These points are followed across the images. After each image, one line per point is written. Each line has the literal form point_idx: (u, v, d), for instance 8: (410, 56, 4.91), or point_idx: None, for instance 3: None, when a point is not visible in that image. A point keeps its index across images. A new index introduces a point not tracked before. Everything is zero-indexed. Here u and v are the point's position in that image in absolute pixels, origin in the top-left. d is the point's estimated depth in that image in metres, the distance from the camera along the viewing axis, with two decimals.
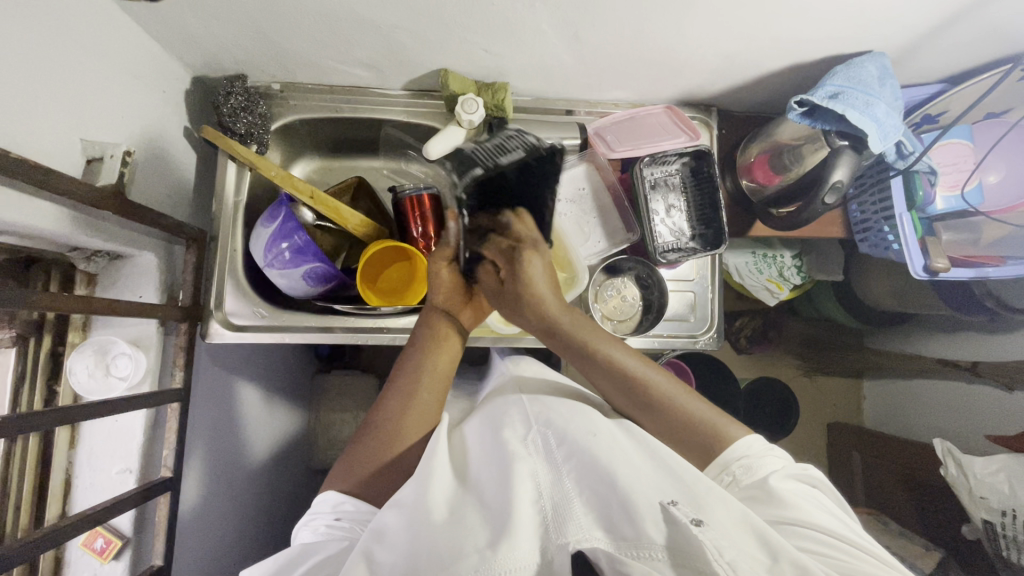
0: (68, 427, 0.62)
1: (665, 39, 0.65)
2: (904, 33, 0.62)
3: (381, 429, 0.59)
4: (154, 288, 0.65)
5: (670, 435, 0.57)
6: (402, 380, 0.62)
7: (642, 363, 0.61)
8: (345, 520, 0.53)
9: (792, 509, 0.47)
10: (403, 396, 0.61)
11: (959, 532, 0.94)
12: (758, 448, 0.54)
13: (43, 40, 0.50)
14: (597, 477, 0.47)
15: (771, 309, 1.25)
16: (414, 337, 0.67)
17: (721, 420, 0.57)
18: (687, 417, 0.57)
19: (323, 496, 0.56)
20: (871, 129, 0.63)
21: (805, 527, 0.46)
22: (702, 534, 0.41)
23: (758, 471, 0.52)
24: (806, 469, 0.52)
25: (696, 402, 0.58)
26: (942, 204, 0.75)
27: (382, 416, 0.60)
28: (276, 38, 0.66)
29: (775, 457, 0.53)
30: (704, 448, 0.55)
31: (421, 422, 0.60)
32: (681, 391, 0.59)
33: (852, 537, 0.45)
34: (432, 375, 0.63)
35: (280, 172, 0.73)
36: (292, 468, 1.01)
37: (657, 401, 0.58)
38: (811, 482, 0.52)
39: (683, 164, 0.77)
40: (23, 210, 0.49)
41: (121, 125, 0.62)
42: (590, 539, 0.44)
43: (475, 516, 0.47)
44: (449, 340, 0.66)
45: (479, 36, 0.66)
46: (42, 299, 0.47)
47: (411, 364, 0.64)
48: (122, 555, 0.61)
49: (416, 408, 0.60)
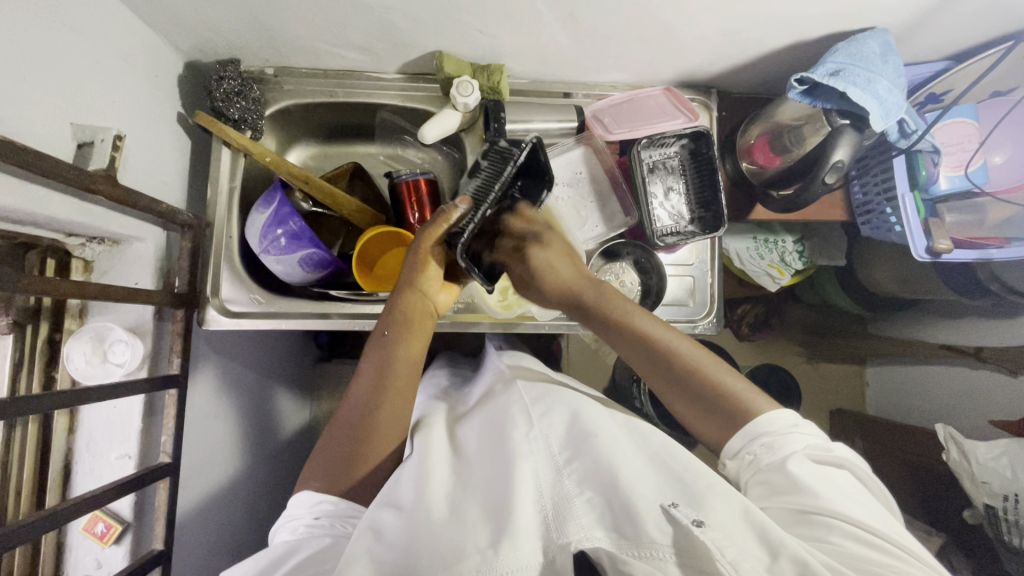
0: (67, 412, 0.62)
1: (663, 18, 0.64)
2: (908, 8, 0.61)
3: (354, 430, 0.57)
4: (150, 274, 0.66)
5: (697, 406, 0.57)
6: (370, 375, 0.59)
7: (664, 329, 0.61)
8: (325, 519, 0.53)
9: (809, 495, 0.47)
10: (371, 391, 0.58)
11: (961, 517, 0.94)
12: (783, 423, 0.53)
13: (31, 21, 0.49)
14: (600, 478, 0.48)
15: (773, 296, 1.25)
16: (382, 327, 0.62)
17: (750, 392, 0.56)
18: (713, 390, 0.56)
19: (298, 498, 0.55)
20: (872, 106, 0.62)
21: (828, 517, 0.45)
22: (703, 534, 0.40)
23: (780, 450, 0.51)
24: (832, 449, 0.51)
25: (724, 371, 0.57)
26: (945, 183, 0.73)
27: (350, 414, 0.58)
28: (268, 21, 0.66)
29: (801, 434, 0.52)
30: (731, 421, 0.55)
31: (395, 422, 0.58)
32: (711, 360, 0.58)
33: (878, 528, 0.44)
34: (401, 372, 0.59)
35: (275, 156, 0.73)
36: (292, 454, 1.02)
37: (683, 371, 0.58)
38: (839, 462, 0.50)
39: (681, 146, 0.75)
40: (16, 194, 0.49)
41: (114, 110, 0.61)
42: (591, 537, 0.43)
43: (475, 513, 0.47)
44: (422, 329, 0.62)
45: (473, 17, 0.65)
46: (34, 282, 0.47)
47: (376, 358, 0.60)
48: (123, 539, 0.62)
49: (388, 404, 0.58)
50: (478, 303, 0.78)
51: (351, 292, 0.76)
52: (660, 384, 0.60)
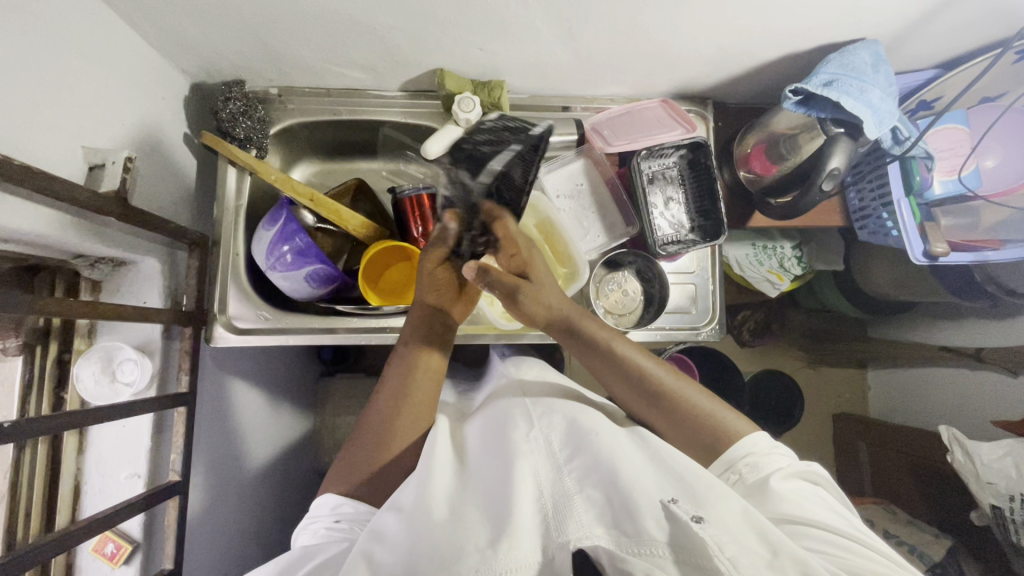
0: (76, 432, 0.62)
1: (658, 33, 0.66)
2: (897, 19, 0.63)
3: (378, 431, 0.59)
4: (158, 293, 0.66)
5: (676, 429, 0.57)
6: (396, 381, 0.61)
7: (640, 352, 0.62)
8: (344, 522, 0.54)
9: (795, 508, 0.47)
10: (396, 395, 0.60)
11: (969, 519, 0.94)
12: (764, 445, 0.54)
13: (42, 48, 0.51)
14: (600, 474, 0.48)
15: (773, 302, 1.26)
16: (407, 335, 0.65)
17: (723, 412, 0.57)
18: (694, 412, 0.57)
19: (322, 499, 0.56)
20: (866, 115, 0.63)
21: (813, 527, 0.45)
22: (702, 530, 0.41)
23: (765, 468, 0.52)
24: (810, 466, 0.52)
25: (704, 398, 0.58)
26: (939, 189, 0.74)
27: (377, 417, 0.60)
28: (272, 42, 0.67)
29: (781, 455, 0.54)
30: (712, 446, 0.55)
31: (417, 421, 0.60)
32: (682, 381, 0.60)
33: (854, 532, 0.46)
34: (425, 378, 0.62)
35: (281, 175, 0.74)
36: (298, 469, 1.02)
37: (659, 393, 0.58)
38: (814, 479, 0.52)
39: (680, 156, 0.77)
40: (29, 218, 0.50)
41: (122, 133, 0.62)
42: (591, 536, 0.44)
43: (475, 513, 0.47)
44: (441, 336, 0.65)
45: (474, 35, 0.66)
46: (47, 303, 0.47)
47: (401, 365, 0.63)
48: (133, 559, 0.62)
49: (414, 406, 0.60)
50: (482, 315, 0.79)
51: (359, 308, 0.77)
52: (634, 402, 0.60)
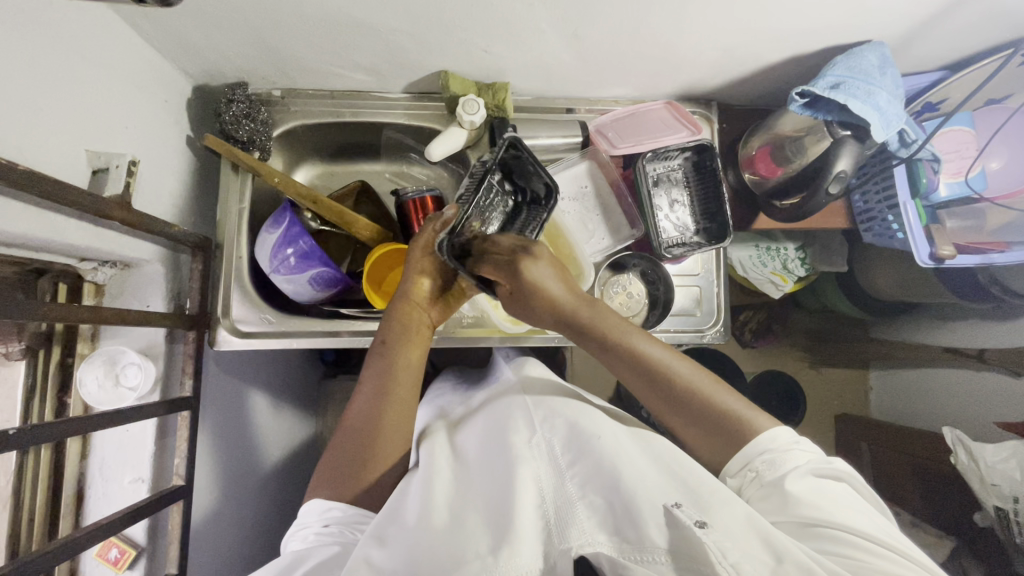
0: (80, 437, 0.62)
1: (664, 35, 0.65)
2: (903, 20, 0.62)
3: (359, 435, 0.58)
4: (161, 297, 0.66)
5: (692, 424, 0.56)
6: (373, 381, 0.60)
7: (670, 352, 0.58)
8: (334, 526, 0.55)
9: (816, 509, 0.47)
10: (377, 395, 0.59)
11: (972, 520, 0.93)
12: (784, 440, 0.53)
13: (45, 51, 0.50)
14: (601, 480, 0.48)
15: (775, 303, 1.25)
16: (382, 335, 0.63)
17: (748, 411, 0.55)
18: (711, 408, 0.55)
19: (308, 506, 0.57)
20: (873, 118, 0.63)
21: (836, 530, 0.45)
22: (704, 535, 0.40)
23: (783, 466, 0.51)
24: (831, 461, 0.51)
25: (723, 392, 0.56)
26: (947, 190, 0.74)
27: (357, 418, 0.59)
28: (276, 44, 0.67)
29: (802, 451, 0.52)
30: (733, 442, 0.54)
31: (399, 419, 0.60)
32: (707, 378, 0.57)
33: (882, 537, 0.45)
34: (404, 374, 0.61)
35: (283, 177, 0.74)
36: (302, 472, 1.01)
37: (682, 392, 0.56)
38: (836, 475, 0.51)
39: (685, 158, 0.76)
40: (29, 222, 0.49)
41: (126, 136, 0.62)
42: (593, 544, 0.43)
43: (476, 521, 0.47)
44: (420, 334, 0.64)
45: (479, 37, 0.66)
46: (52, 308, 0.47)
47: (379, 365, 0.61)
48: (138, 564, 0.62)
49: (393, 405, 0.59)
50: (487, 317, 0.78)
51: (363, 311, 0.77)
52: (651, 400, 0.58)
